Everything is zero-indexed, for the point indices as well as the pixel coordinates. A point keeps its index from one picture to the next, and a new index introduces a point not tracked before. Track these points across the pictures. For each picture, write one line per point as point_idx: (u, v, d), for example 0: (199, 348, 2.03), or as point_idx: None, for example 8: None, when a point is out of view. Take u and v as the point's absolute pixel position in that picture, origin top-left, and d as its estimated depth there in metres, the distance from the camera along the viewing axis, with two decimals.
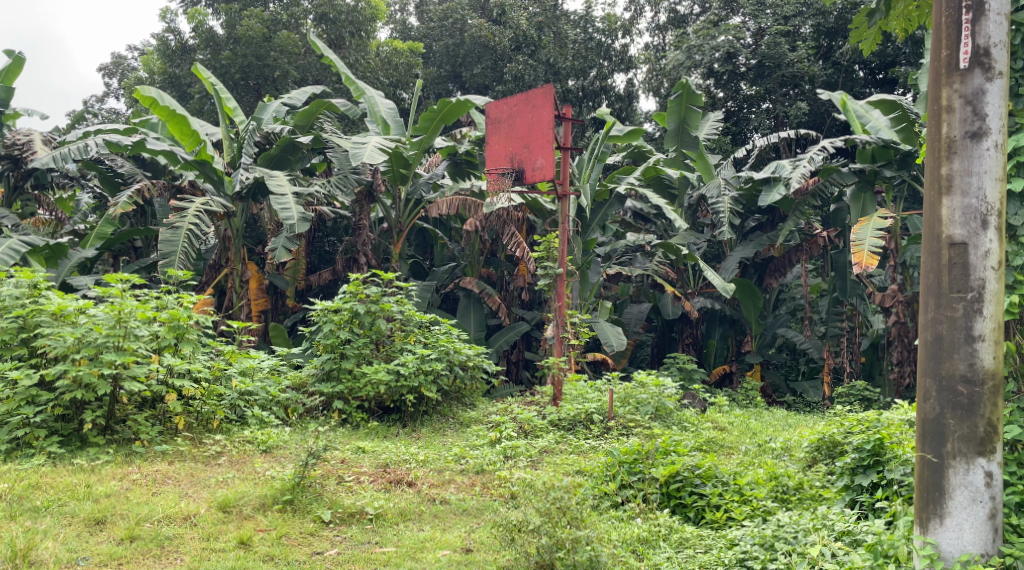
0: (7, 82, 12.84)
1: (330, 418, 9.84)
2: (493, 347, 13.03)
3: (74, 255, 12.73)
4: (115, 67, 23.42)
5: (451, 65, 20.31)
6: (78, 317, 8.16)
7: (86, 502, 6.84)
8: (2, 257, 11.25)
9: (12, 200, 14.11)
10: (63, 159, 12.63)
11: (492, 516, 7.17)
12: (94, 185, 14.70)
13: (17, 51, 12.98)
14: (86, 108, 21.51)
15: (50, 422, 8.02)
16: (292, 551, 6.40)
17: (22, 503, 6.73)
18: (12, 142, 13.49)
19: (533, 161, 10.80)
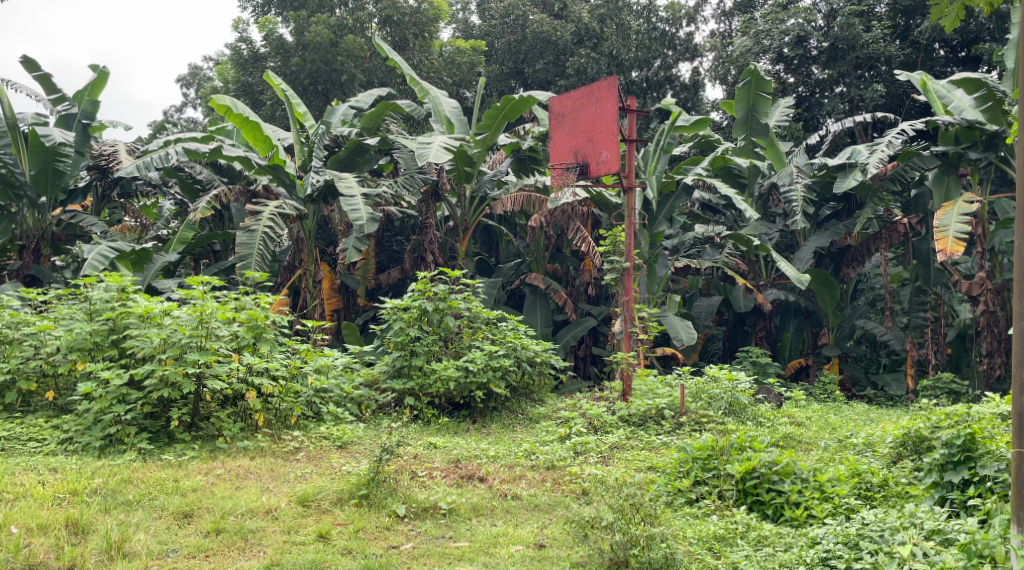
0: (93, 96, 13.20)
1: (401, 415, 9.88)
2: (560, 343, 12.94)
3: (158, 259, 13.00)
4: (192, 78, 23.97)
5: (513, 62, 20.32)
6: (163, 319, 8.37)
7: (174, 496, 6.98)
8: (93, 263, 11.57)
9: (100, 208, 14.60)
10: (146, 167, 12.96)
11: (564, 512, 7.10)
12: (175, 192, 15.07)
13: (101, 65, 13.33)
14: (165, 118, 22.10)
15: (139, 419, 8.22)
16: (369, 545, 6.43)
17: (116, 497, 6.88)
18: (99, 152, 13.93)
19: (597, 154, 10.66)
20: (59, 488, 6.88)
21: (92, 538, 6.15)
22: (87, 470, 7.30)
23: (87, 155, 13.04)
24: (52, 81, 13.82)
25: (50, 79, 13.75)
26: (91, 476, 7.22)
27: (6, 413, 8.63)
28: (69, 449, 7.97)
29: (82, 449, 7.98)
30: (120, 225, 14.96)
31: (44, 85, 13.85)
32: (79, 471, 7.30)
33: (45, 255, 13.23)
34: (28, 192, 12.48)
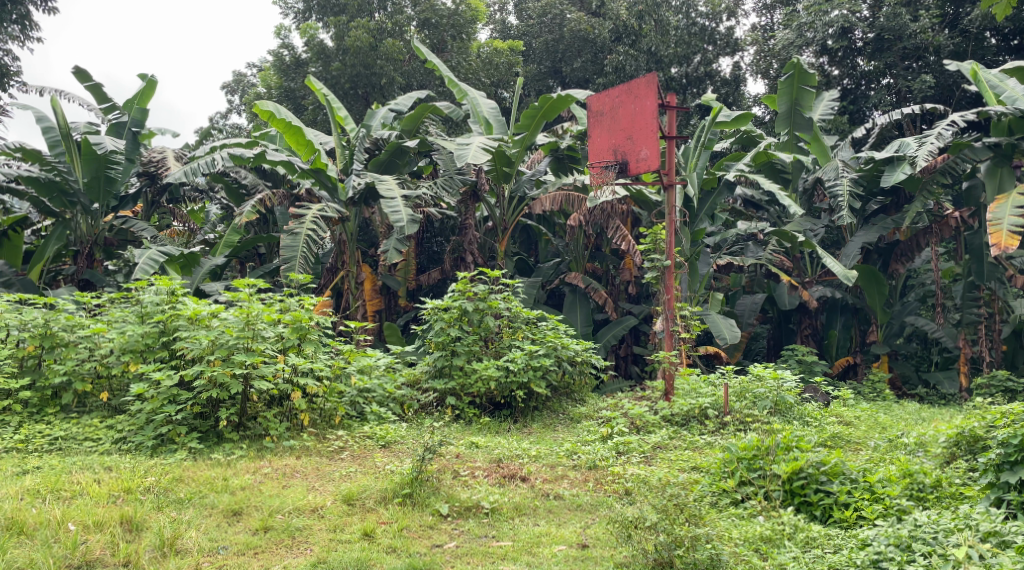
0: (142, 104, 13.41)
1: (443, 414, 9.87)
2: (601, 342, 12.85)
3: (205, 262, 13.16)
4: (236, 85, 24.23)
5: (551, 61, 20.24)
6: (212, 321, 8.48)
7: (224, 494, 7.04)
8: (142, 267, 11.77)
9: (150, 214, 14.79)
10: (193, 173, 13.12)
11: (607, 512, 7.04)
12: (221, 198, 15.23)
13: (149, 74, 13.54)
14: (211, 124, 22.38)
15: (189, 419, 8.31)
16: (413, 543, 6.45)
17: (167, 495, 6.96)
18: (148, 159, 14.17)
19: (637, 152, 10.55)
20: (113, 486, 6.94)
21: (146, 536, 6.22)
22: (141, 469, 7.37)
23: (137, 163, 13.15)
24: (102, 90, 14.06)
25: (101, 88, 13.99)
26: (144, 475, 7.29)
27: (62, 413, 8.76)
28: (122, 448, 8.08)
29: (135, 448, 8.09)
30: (168, 230, 15.15)
31: (95, 95, 14.10)
32: (132, 470, 7.39)
33: (99, 260, 13.28)
34: (81, 199, 12.71)
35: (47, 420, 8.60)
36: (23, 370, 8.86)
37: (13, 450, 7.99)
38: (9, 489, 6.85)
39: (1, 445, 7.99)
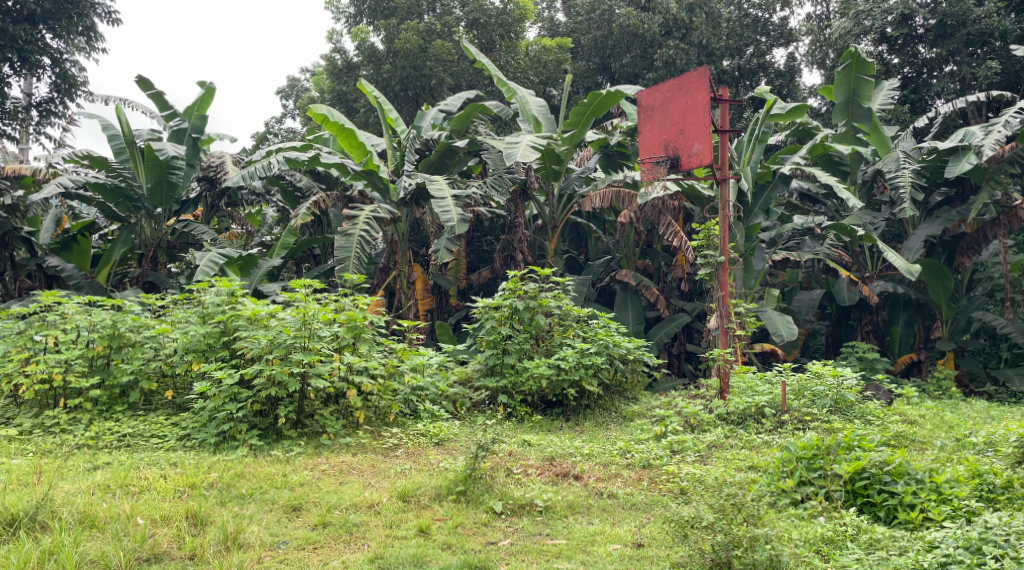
0: (201, 110, 13.62)
1: (496, 412, 9.86)
2: (653, 340, 12.73)
3: (263, 264, 13.33)
4: (290, 90, 24.50)
5: (600, 57, 20.02)
6: (270, 321, 8.59)
7: (283, 490, 7.11)
8: (203, 269, 11.94)
9: (210, 217, 14.99)
10: (250, 177, 13.32)
11: (662, 511, 6.95)
12: (277, 200, 15.43)
13: (208, 81, 13.74)
14: (266, 129, 22.65)
15: (250, 416, 8.39)
16: (468, 540, 6.44)
17: (229, 490, 7.05)
18: (207, 164, 14.41)
19: (688, 146, 10.42)
20: (179, 482, 7.05)
21: (211, 529, 6.29)
22: (204, 465, 7.49)
23: (195, 168, 13.52)
24: (164, 98, 14.32)
25: (163, 96, 14.26)
26: (207, 471, 7.40)
27: (129, 411, 8.91)
28: (187, 444, 8.21)
29: (199, 445, 8.21)
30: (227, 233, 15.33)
31: (157, 103, 14.36)
32: (196, 466, 7.50)
33: (162, 262, 13.53)
34: (144, 204, 12.95)
35: (116, 418, 8.76)
36: (92, 369, 8.95)
37: (84, 446, 8.17)
38: (80, 483, 6.98)
39: (72, 442, 8.18)
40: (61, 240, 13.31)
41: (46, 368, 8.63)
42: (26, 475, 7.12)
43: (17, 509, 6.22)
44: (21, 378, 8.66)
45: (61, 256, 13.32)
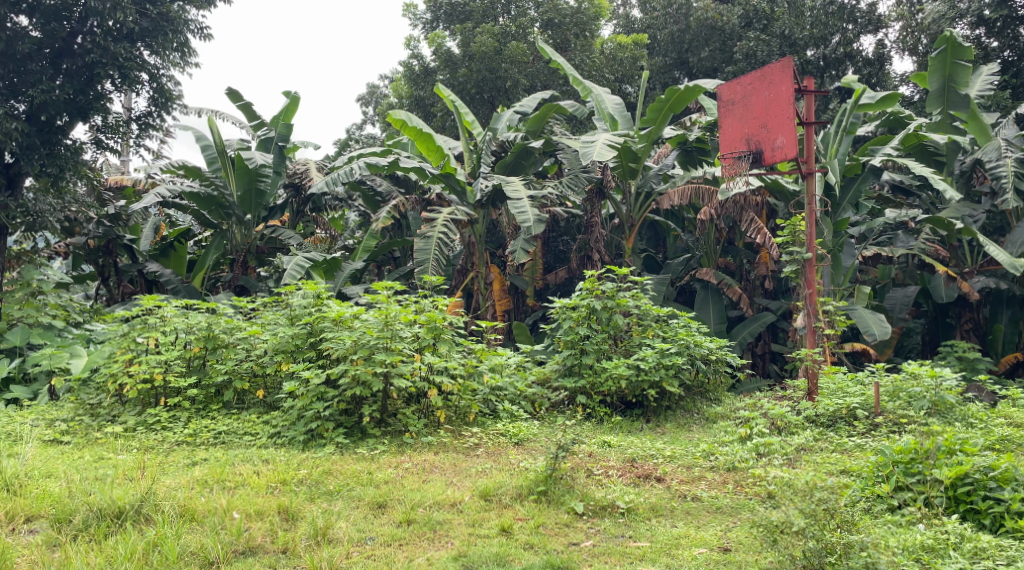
0: (286, 119, 13.85)
1: (575, 413, 9.73)
2: (736, 339, 12.45)
3: (346, 267, 13.47)
4: (370, 97, 24.81)
5: (677, 52, 19.79)
6: (354, 322, 8.70)
7: (369, 487, 7.13)
8: (290, 272, 12.12)
9: (296, 222, 15.23)
10: (332, 183, 13.42)
11: (750, 515, 6.74)
12: (359, 205, 15.66)
13: (293, 91, 13.98)
14: (347, 135, 22.97)
15: (336, 415, 8.47)
16: (550, 540, 6.35)
17: (318, 487, 7.10)
18: (293, 171, 14.65)
19: (772, 140, 10.11)
20: (271, 478, 7.16)
21: (301, 525, 6.38)
22: (294, 462, 7.58)
23: (282, 175, 13.81)
24: (253, 109, 14.64)
25: (251, 107, 14.58)
26: (297, 467, 7.49)
27: (224, 410, 9.07)
28: (277, 442, 8.32)
29: (288, 443, 8.32)
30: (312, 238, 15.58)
31: (246, 114, 14.68)
32: (287, 463, 7.59)
33: (252, 267, 13.83)
34: (236, 211, 13.31)
35: (212, 416, 8.93)
36: (190, 370, 9.23)
37: (183, 443, 8.32)
38: (179, 478, 7.12)
39: (172, 439, 8.36)
40: (160, 247, 13.83)
41: (148, 369, 8.90)
42: (130, 470, 7.30)
43: (124, 502, 6.36)
44: (124, 378, 8.94)
45: (160, 262, 13.91)
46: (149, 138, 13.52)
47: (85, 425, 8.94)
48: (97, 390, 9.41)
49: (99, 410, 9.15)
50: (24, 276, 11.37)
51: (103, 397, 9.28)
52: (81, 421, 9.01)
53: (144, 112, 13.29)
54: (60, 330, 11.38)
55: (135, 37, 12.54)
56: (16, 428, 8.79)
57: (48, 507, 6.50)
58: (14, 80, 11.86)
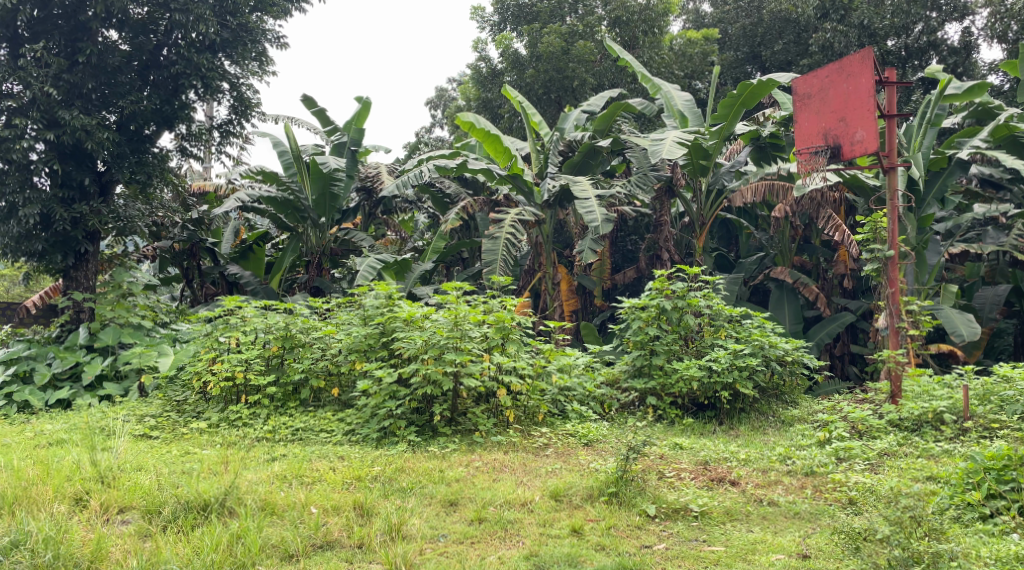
0: (358, 124, 13.98)
1: (645, 414, 9.57)
2: (814, 341, 12.11)
3: (416, 268, 13.45)
4: (439, 100, 24.94)
5: (749, 46, 19.47)
6: (425, 322, 8.69)
7: (440, 485, 7.09)
8: (362, 274, 12.22)
9: (368, 225, 15.37)
10: (403, 186, 13.48)
11: (830, 522, 6.50)
12: (429, 208, 15.76)
13: (365, 96, 14.11)
14: (415, 139, 23.16)
15: (408, 414, 8.47)
16: (622, 542, 6.21)
17: (391, 484, 7.08)
18: (364, 174, 14.78)
19: (852, 134, 9.78)
20: (346, 474, 7.18)
21: (376, 520, 6.35)
22: (367, 459, 7.58)
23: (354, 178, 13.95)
24: (326, 114, 14.82)
25: (325, 113, 14.76)
26: (371, 464, 7.50)
27: (302, 407, 9.13)
28: (352, 439, 8.33)
29: (362, 440, 8.34)
30: (382, 239, 15.61)
31: (320, 119, 14.87)
32: (361, 459, 7.61)
33: (327, 269, 13.92)
34: (310, 214, 13.50)
35: (290, 414, 8.99)
36: (269, 369, 9.32)
37: (263, 439, 8.41)
38: (260, 473, 7.18)
39: (253, 435, 8.45)
40: (239, 250, 14.01)
41: (229, 367, 9.05)
42: (214, 464, 7.40)
43: (209, 495, 6.45)
44: (208, 376, 9.11)
45: (239, 264, 14.05)
46: (229, 145, 13.71)
47: (173, 420, 9.10)
48: (184, 389, 9.56)
49: (185, 407, 9.32)
50: (115, 277, 11.47)
51: (189, 395, 9.45)
52: (169, 417, 9.17)
53: (225, 120, 13.52)
54: (150, 330, 11.55)
55: (217, 48, 12.78)
56: (108, 423, 9.02)
57: (139, 498, 6.58)
58: (105, 92, 12.11)
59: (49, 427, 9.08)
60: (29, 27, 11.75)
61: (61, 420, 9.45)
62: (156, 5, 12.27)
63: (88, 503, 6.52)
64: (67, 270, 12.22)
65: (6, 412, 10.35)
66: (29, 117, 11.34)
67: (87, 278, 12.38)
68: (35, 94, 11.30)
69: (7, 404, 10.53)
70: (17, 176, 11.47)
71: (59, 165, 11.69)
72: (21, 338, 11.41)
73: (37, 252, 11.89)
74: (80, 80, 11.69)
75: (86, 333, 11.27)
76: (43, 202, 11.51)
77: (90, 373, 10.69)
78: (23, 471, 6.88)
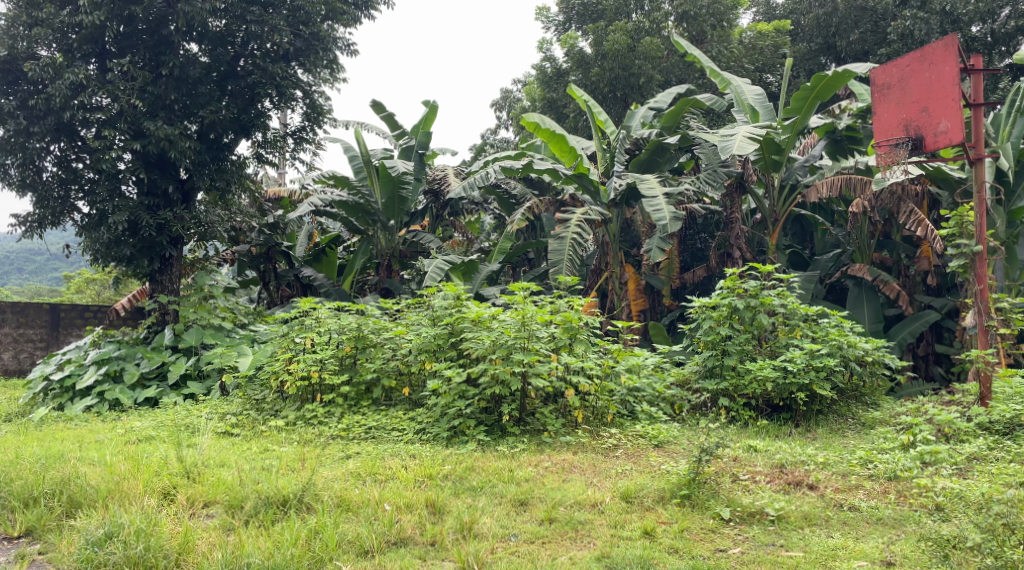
0: (425, 128, 14.01)
1: (718, 416, 9.34)
2: (895, 340, 11.73)
3: (484, 269, 13.36)
4: (504, 101, 24.89)
5: (823, 36, 18.86)
6: (493, 323, 8.66)
7: (511, 484, 7.01)
8: (430, 275, 12.23)
9: (435, 227, 15.39)
10: (469, 188, 13.52)
11: (916, 529, 6.24)
12: (494, 209, 15.72)
13: (432, 100, 14.13)
14: (480, 141, 23.12)
15: (477, 413, 8.42)
16: (696, 545, 6.05)
17: (462, 483, 7.03)
18: (431, 177, 14.79)
19: (935, 125, 9.41)
20: (418, 472, 7.14)
21: (447, 519, 6.32)
22: (439, 457, 7.55)
23: (423, 181, 13.98)
24: (395, 119, 14.88)
25: (393, 117, 14.84)
26: (441, 463, 7.46)
27: (374, 406, 9.13)
28: (422, 438, 8.31)
29: (433, 439, 8.31)
30: (450, 240, 15.55)
31: (388, 124, 14.95)
32: (432, 458, 7.57)
33: (396, 270, 13.95)
34: (380, 217, 13.59)
35: (363, 412, 9.01)
36: (342, 368, 9.37)
37: (337, 437, 8.44)
38: (335, 470, 7.20)
39: (328, 433, 8.50)
40: (312, 252, 14.16)
41: (305, 367, 9.13)
42: (292, 461, 7.45)
43: (288, 492, 6.52)
44: (285, 376, 9.19)
45: (313, 267, 14.20)
46: (303, 151, 13.87)
47: (252, 418, 9.24)
48: (263, 387, 9.69)
49: (264, 405, 9.43)
50: (198, 280, 11.70)
51: (267, 393, 9.54)
52: (249, 415, 9.31)
53: (298, 127, 13.68)
54: (230, 331, 11.80)
55: (290, 57, 13.01)
56: (193, 420, 9.20)
57: (222, 493, 6.64)
58: (187, 103, 12.24)
59: (137, 424, 9.28)
60: (116, 43, 12.12)
61: (149, 418, 9.66)
62: (233, 17, 12.48)
63: (175, 497, 6.59)
64: (153, 273, 12.50)
65: (98, 410, 10.56)
66: (117, 129, 11.63)
67: (171, 282, 12.65)
68: (122, 106, 11.59)
69: (98, 403, 10.76)
70: (106, 185, 11.81)
71: (145, 174, 11.99)
72: (111, 339, 11.61)
73: (125, 258, 12.12)
74: (164, 92, 11.91)
75: (172, 334, 11.55)
76: (130, 210, 11.79)
77: (174, 373, 10.93)
78: (115, 466, 6.98)
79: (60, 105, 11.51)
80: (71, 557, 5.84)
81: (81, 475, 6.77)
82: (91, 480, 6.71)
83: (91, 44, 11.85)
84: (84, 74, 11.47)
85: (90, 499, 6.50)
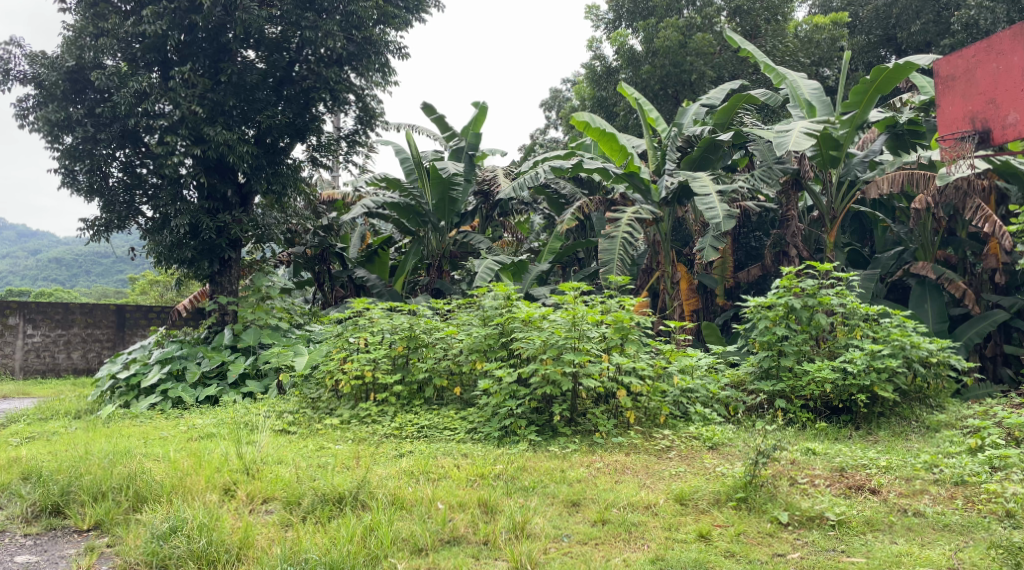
0: (475, 129, 13.97)
1: (775, 418, 9.12)
2: (960, 341, 11.39)
3: (534, 269, 13.30)
4: (553, 101, 24.75)
5: (882, 28, 18.54)
6: (543, 323, 8.55)
7: (563, 484, 6.91)
8: (481, 275, 12.18)
9: (485, 227, 15.33)
10: (519, 188, 13.46)
11: (986, 535, 6.03)
12: (544, 208, 15.62)
13: (481, 100, 14.07)
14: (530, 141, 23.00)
15: (528, 413, 8.36)
16: (754, 550, 5.90)
17: (513, 482, 6.94)
18: (481, 177, 14.74)
19: (1008, 108, 7.49)
20: (470, 471, 7.11)
21: (500, 518, 6.25)
22: (491, 456, 7.49)
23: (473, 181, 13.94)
24: (445, 120, 14.87)
25: (444, 119, 14.83)
26: (494, 462, 7.39)
27: (426, 405, 9.09)
28: (474, 437, 8.25)
29: (484, 439, 8.25)
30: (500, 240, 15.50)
31: (439, 126, 14.94)
32: (484, 457, 7.51)
33: (447, 270, 13.93)
34: (431, 218, 13.57)
35: (415, 411, 8.98)
36: (395, 368, 9.34)
37: (391, 435, 8.42)
38: (389, 468, 7.17)
39: (382, 431, 8.49)
40: (365, 253, 14.21)
41: (359, 366, 9.13)
42: (347, 459, 7.45)
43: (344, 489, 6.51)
44: (339, 375, 9.21)
45: (365, 268, 14.24)
46: (355, 154, 13.92)
47: (308, 416, 9.27)
48: (318, 386, 9.74)
49: (319, 404, 9.48)
50: (255, 281, 11.80)
51: (322, 392, 9.60)
52: (306, 413, 9.35)
53: (351, 131, 13.72)
54: (286, 331, 11.90)
55: (344, 61, 13.02)
56: (252, 417, 9.25)
57: (280, 490, 6.66)
58: (244, 109, 12.38)
59: (199, 422, 9.37)
60: (177, 51, 12.30)
61: (209, 415, 9.76)
62: (288, 24, 12.60)
63: (235, 493, 6.63)
64: (213, 276, 12.65)
65: (161, 408, 10.70)
66: (178, 134, 11.79)
67: (230, 283, 12.77)
68: (183, 113, 11.72)
69: (162, 401, 10.91)
70: (168, 190, 11.96)
71: (205, 178, 12.15)
72: (174, 339, 11.77)
73: (186, 260, 12.28)
74: (223, 98, 12.04)
75: (231, 334, 11.67)
76: (191, 213, 11.95)
77: (233, 371, 11.04)
78: (178, 462, 7.04)
79: (125, 112, 11.73)
80: (138, 550, 5.89)
81: (146, 470, 6.81)
82: (156, 476, 6.76)
83: (153, 53, 12.06)
84: (147, 82, 11.69)
85: (155, 494, 6.56)
